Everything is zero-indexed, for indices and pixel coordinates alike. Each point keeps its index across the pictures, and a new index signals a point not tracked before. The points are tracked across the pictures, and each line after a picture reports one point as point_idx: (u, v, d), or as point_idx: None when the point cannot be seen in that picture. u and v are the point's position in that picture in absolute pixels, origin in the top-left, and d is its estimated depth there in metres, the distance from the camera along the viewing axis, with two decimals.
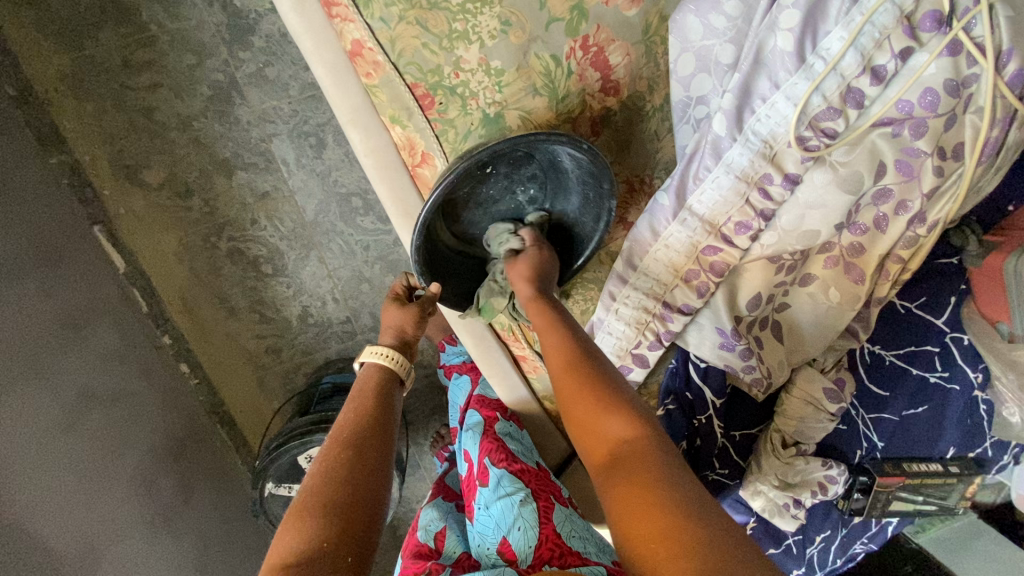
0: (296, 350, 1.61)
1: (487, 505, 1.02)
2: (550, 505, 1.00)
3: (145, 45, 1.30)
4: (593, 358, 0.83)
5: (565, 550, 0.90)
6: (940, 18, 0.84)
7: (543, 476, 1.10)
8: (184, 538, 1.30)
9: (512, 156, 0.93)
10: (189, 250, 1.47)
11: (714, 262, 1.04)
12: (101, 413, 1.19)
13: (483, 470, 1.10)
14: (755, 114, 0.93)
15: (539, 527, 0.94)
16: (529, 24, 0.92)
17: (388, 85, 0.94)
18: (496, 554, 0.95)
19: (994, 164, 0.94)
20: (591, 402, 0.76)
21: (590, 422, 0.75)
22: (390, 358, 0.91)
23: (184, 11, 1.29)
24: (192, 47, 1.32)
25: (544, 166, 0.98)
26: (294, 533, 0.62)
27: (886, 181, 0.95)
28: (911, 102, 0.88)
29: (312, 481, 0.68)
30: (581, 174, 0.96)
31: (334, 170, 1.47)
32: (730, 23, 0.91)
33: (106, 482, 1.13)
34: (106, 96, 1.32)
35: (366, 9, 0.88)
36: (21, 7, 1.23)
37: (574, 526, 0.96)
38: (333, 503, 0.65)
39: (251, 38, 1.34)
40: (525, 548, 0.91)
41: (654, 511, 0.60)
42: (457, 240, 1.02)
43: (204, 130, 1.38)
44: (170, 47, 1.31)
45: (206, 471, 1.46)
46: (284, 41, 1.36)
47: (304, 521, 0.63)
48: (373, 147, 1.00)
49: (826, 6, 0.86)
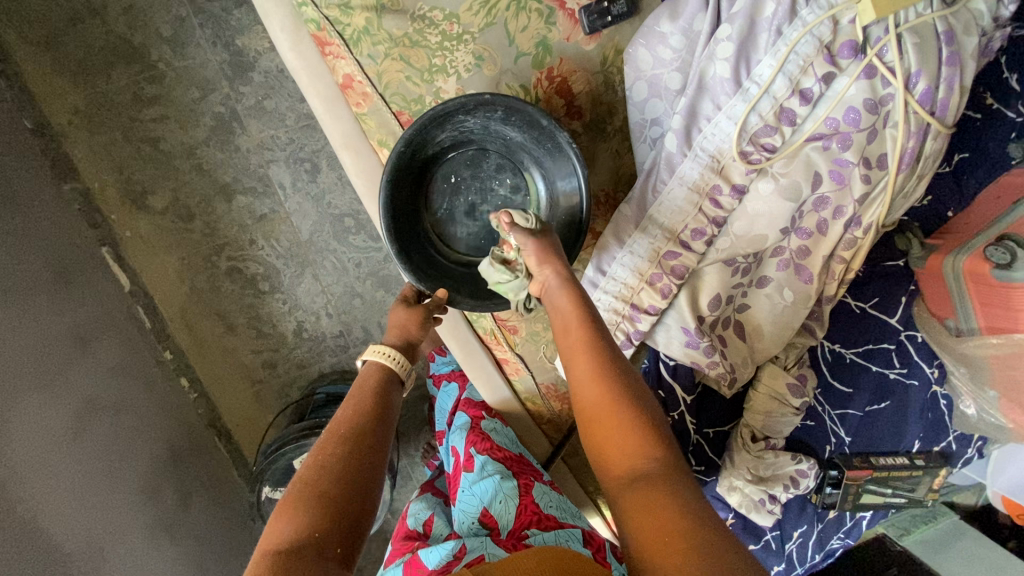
0: (291, 364, 1.69)
1: (471, 486, 1.11)
2: (529, 482, 1.11)
3: (154, 82, 1.42)
4: (614, 362, 0.84)
5: (543, 516, 1.01)
6: (856, 47, 0.97)
7: (523, 461, 1.20)
8: (181, 547, 1.34)
9: (464, 158, 1.12)
10: (190, 270, 1.56)
11: (675, 266, 1.15)
12: (105, 421, 1.26)
13: (467, 458, 1.19)
14: (702, 132, 1.05)
15: (520, 498, 1.05)
16: (499, 58, 1.04)
17: (376, 113, 1.06)
18: (477, 525, 1.03)
19: (917, 171, 1.05)
20: (610, 413, 0.79)
21: (609, 434, 0.78)
22: (390, 358, 0.96)
23: (190, 51, 1.42)
24: (197, 82, 1.44)
25: (501, 152, 1.12)
26: (292, 518, 0.68)
27: (823, 190, 1.06)
28: (837, 119, 1.00)
29: (319, 466, 0.74)
30: (527, 140, 1.08)
31: (328, 192, 1.58)
32: (676, 55, 1.04)
33: (108, 486, 1.19)
34: (117, 128, 1.43)
35: (355, 48, 1.00)
36: (42, 50, 1.36)
37: (551, 498, 1.08)
38: (333, 491, 0.71)
39: (252, 74, 1.46)
40: (506, 516, 1.02)
41: (662, 514, 0.66)
42: (458, 253, 1.15)
43: (206, 158, 1.49)
44: (176, 82, 1.43)
45: (203, 483, 1.51)
46: (282, 76, 1.48)
47: (306, 506, 0.69)
48: (363, 168, 1.11)
49: (756, 39, 1.00)
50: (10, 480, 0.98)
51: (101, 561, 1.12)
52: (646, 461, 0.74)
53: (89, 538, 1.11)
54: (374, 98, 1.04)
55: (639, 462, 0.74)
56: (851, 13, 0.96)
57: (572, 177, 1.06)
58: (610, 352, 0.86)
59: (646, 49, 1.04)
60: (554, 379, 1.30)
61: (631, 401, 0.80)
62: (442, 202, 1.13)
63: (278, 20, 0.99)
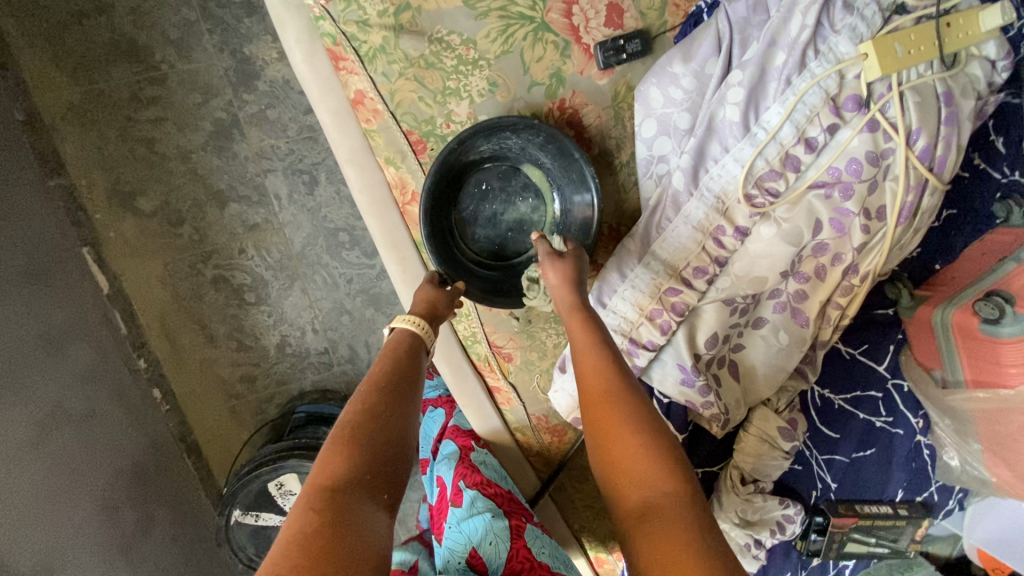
0: (271, 380, 1.62)
1: (458, 522, 1.08)
2: (521, 523, 1.07)
3: (155, 82, 1.40)
4: (625, 386, 0.81)
5: (535, 564, 0.96)
6: (860, 101, 1.00)
7: (514, 498, 1.16)
8: (140, 571, 1.25)
9: (499, 170, 1.12)
10: (174, 276, 1.50)
11: (675, 302, 1.14)
12: (71, 431, 1.19)
13: (456, 491, 1.15)
14: (709, 173, 1.06)
15: (511, 541, 1.01)
16: (513, 85, 1.05)
17: (386, 130, 1.05)
18: (465, 564, 0.99)
19: (914, 225, 1.07)
20: (623, 439, 0.76)
21: (621, 459, 0.75)
22: (419, 326, 0.88)
23: (194, 55, 1.40)
24: (199, 87, 1.42)
25: (531, 172, 1.13)
26: (341, 461, 0.63)
27: (823, 237, 1.08)
28: (839, 168, 1.02)
29: (360, 417, 0.69)
30: (557, 167, 1.08)
31: (324, 206, 1.55)
32: (686, 96, 1.06)
33: (66, 502, 1.11)
34: (111, 126, 1.39)
35: (370, 65, 1.00)
36: (42, 43, 1.33)
37: (544, 544, 1.03)
38: (380, 448, 0.66)
39: (256, 83, 1.44)
40: (496, 559, 0.97)
41: (685, 564, 0.63)
42: (475, 255, 1.14)
43: (202, 163, 1.45)
44: (178, 85, 1.41)
45: (169, 502, 1.42)
46: (287, 87, 1.47)
47: (352, 450, 0.65)
48: (367, 184, 1.09)
49: (765, 87, 1.02)
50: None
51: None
52: (659, 497, 0.71)
53: (39, 557, 1.03)
54: (385, 115, 1.04)
55: (653, 498, 0.71)
56: (857, 68, 0.99)
57: (589, 203, 1.06)
58: (622, 374, 0.83)
59: (657, 89, 1.07)
60: (546, 410, 1.27)
61: (644, 428, 0.76)
62: (468, 204, 1.13)
63: (294, 31, 0.99)
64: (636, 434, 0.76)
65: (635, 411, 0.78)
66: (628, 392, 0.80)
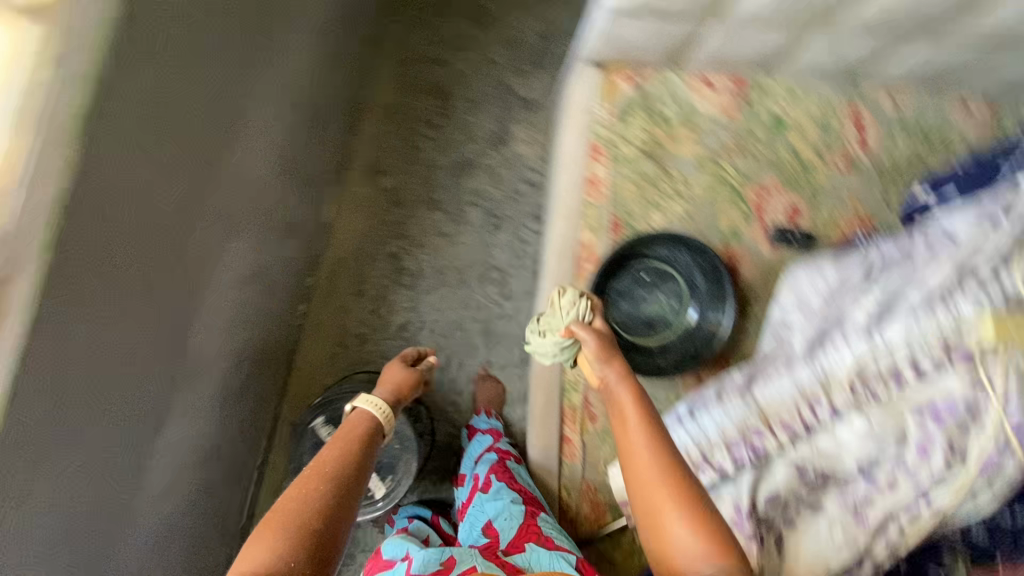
0: (377, 349, 1.87)
1: (483, 505, 1.33)
2: (536, 515, 1.26)
3: (445, 118, 1.96)
4: (659, 453, 0.99)
5: (541, 538, 1.19)
6: (970, 357, 1.12)
7: (536, 500, 1.34)
8: (218, 420, 1.44)
9: (657, 271, 1.49)
10: (367, 235, 1.91)
11: (756, 442, 1.29)
12: (250, 290, 1.46)
13: (486, 483, 1.39)
14: (824, 353, 1.27)
15: (523, 522, 1.24)
16: (699, 223, 1.48)
17: (599, 208, 1.46)
18: (479, 535, 1.26)
19: (995, 488, 1.11)
20: (671, 527, 0.93)
21: (671, 542, 0.92)
22: (377, 410, 1.30)
23: (479, 115, 1.95)
24: (466, 132, 1.95)
25: (683, 284, 1.49)
26: (262, 547, 0.92)
27: (905, 453, 1.18)
28: (933, 402, 1.16)
29: (289, 506, 0.99)
30: (708, 288, 1.48)
31: (496, 247, 1.91)
32: (828, 293, 1.35)
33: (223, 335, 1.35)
34: (402, 130, 1.95)
35: (614, 164, 1.46)
36: (395, 63, 1.97)
37: (552, 528, 1.24)
38: (307, 524, 0.96)
39: (504, 150, 1.94)
40: (508, 531, 1.22)
41: None
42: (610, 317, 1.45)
43: (436, 174, 1.93)
44: (457, 126, 1.96)
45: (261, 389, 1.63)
46: (522, 163, 1.94)
47: (272, 540, 0.92)
48: (565, 238, 1.48)
49: (896, 312, 1.23)
50: (203, 257, 1.18)
51: (188, 381, 1.26)
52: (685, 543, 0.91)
53: (201, 354, 1.27)
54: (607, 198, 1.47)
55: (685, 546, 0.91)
56: (972, 328, 1.12)
57: (728, 330, 1.41)
58: (655, 446, 1.00)
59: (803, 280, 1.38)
60: (600, 483, 1.39)
61: (675, 488, 0.95)
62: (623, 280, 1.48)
63: (578, 125, 1.50)
64: (668, 496, 0.95)
65: (663, 476, 0.96)
66: (662, 460, 0.99)
